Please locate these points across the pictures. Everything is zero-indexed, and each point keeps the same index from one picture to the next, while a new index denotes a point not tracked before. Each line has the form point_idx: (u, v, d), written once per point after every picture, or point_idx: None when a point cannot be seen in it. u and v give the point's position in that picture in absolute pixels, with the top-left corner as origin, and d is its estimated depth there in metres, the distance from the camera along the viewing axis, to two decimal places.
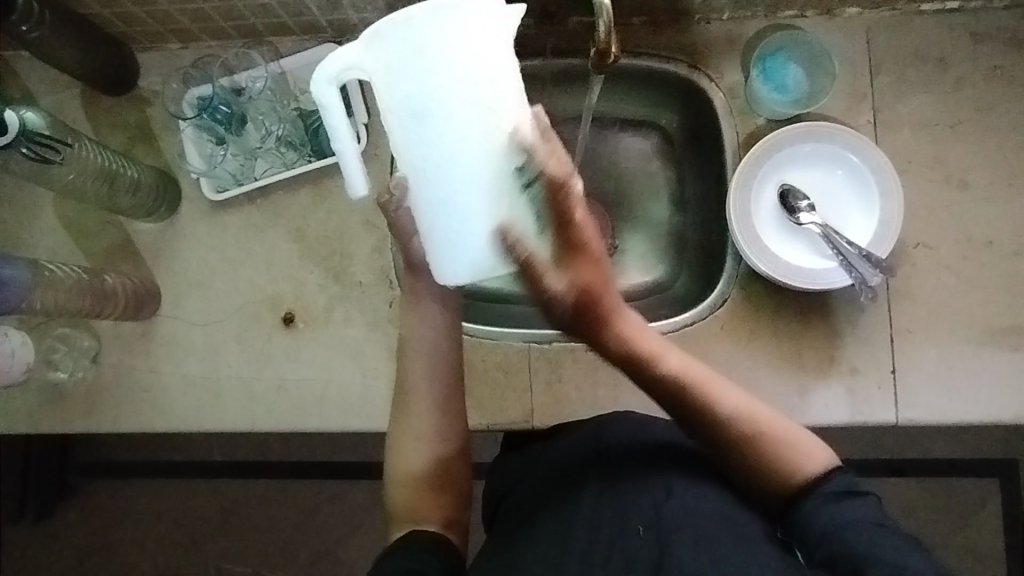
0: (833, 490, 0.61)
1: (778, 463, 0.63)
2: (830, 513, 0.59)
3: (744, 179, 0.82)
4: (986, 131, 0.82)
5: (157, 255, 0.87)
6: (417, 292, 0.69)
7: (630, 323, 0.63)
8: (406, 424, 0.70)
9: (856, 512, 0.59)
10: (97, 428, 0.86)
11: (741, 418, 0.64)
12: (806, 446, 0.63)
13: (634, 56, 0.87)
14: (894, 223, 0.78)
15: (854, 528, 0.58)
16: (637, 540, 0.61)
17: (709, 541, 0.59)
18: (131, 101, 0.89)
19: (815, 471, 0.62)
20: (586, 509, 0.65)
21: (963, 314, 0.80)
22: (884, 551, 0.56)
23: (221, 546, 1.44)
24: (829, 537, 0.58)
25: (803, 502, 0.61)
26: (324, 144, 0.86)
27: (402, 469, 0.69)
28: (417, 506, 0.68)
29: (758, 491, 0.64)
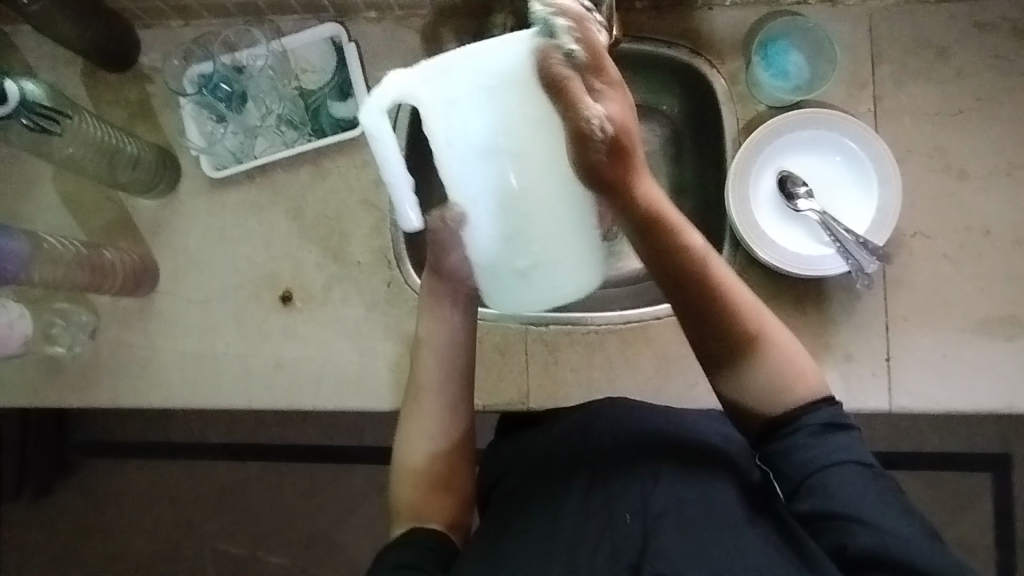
0: (819, 423, 0.62)
1: (773, 377, 0.63)
2: (813, 454, 0.61)
3: (744, 166, 0.82)
4: (986, 121, 0.82)
5: (156, 232, 0.88)
6: (433, 290, 0.69)
7: (655, 191, 0.57)
8: (415, 422, 0.70)
9: (840, 451, 0.60)
10: (94, 402, 0.86)
11: (763, 337, 0.63)
12: (802, 368, 0.64)
13: (636, 41, 0.87)
14: (892, 211, 0.78)
15: (835, 472, 0.59)
16: (624, 526, 0.61)
17: (692, 527, 0.59)
18: (133, 77, 0.89)
19: (807, 394, 0.64)
20: (575, 500, 0.65)
21: (958, 303, 0.80)
22: (862, 501, 0.58)
23: (218, 527, 1.45)
24: (810, 479, 0.60)
25: (789, 434, 0.63)
26: (324, 124, 0.87)
27: (408, 467, 0.69)
28: (421, 505, 0.68)
29: (749, 416, 0.65)
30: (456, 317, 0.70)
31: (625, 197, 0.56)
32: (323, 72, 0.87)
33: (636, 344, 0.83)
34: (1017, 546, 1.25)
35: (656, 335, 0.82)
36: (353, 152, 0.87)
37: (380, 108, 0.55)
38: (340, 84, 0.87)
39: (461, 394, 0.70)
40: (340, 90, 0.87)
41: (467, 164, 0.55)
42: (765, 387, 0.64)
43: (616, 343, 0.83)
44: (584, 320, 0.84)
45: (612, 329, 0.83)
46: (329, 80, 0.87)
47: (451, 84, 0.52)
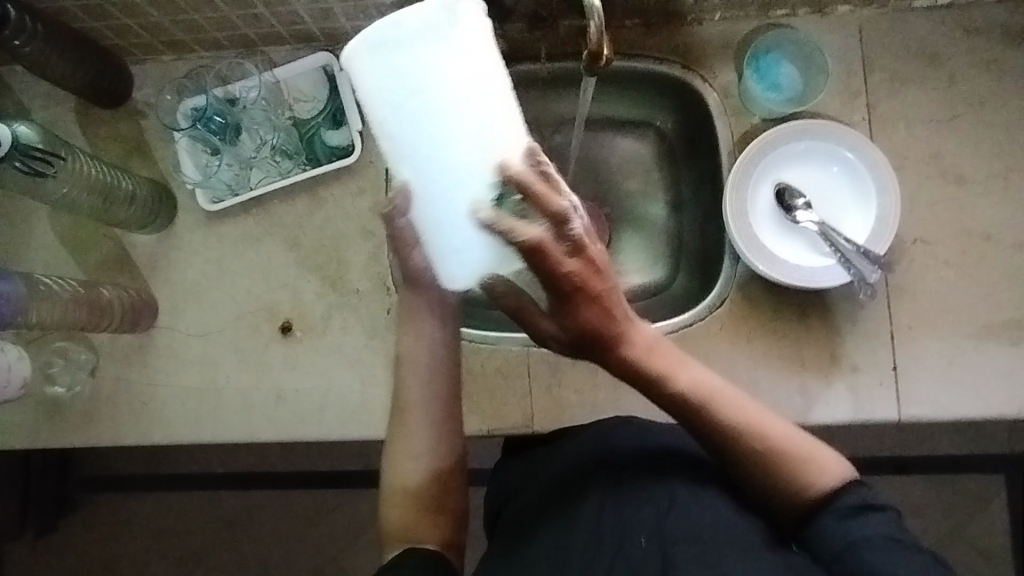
0: (846, 505, 0.59)
1: (791, 474, 0.61)
2: (842, 531, 0.58)
3: (741, 179, 0.82)
4: (982, 126, 0.81)
5: (153, 267, 0.87)
6: (414, 308, 0.68)
7: (623, 314, 0.60)
8: (403, 442, 0.67)
9: (873, 530, 0.57)
10: (95, 441, 0.85)
11: (760, 433, 0.62)
12: (823, 459, 0.62)
13: (627, 58, 0.87)
14: (892, 220, 0.77)
15: (867, 548, 0.57)
16: (639, 550, 0.59)
17: (713, 553, 0.57)
18: (126, 113, 0.89)
19: (831, 483, 0.60)
20: (585, 521, 0.63)
21: (963, 309, 0.80)
22: (898, 571, 0.55)
23: (224, 558, 1.43)
24: (842, 558, 0.57)
25: (818, 517, 0.60)
26: (318, 152, 0.87)
27: (397, 487, 0.67)
28: (413, 527, 0.65)
29: (772, 509, 0.63)
30: (443, 335, 0.68)
31: (583, 313, 0.58)
32: (316, 102, 0.88)
33: None
34: None
35: None
36: (348, 179, 0.87)
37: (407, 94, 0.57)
38: (333, 113, 0.87)
39: (445, 413, 0.68)
40: (334, 118, 0.87)
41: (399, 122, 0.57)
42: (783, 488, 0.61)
43: None
44: None
45: None
46: (322, 109, 0.87)
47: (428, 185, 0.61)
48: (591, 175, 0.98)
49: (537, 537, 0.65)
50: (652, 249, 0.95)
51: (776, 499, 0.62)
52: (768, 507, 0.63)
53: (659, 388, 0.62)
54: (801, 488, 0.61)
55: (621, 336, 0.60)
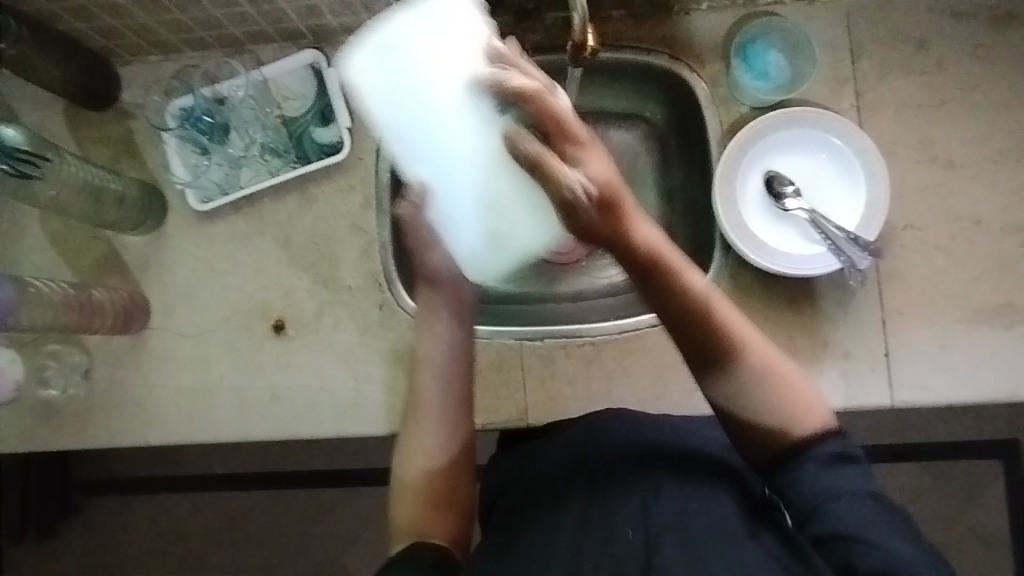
0: (824, 454, 0.61)
1: (779, 412, 0.63)
2: (820, 481, 0.60)
3: (730, 168, 0.82)
4: (970, 110, 0.82)
5: (145, 269, 0.87)
6: (430, 305, 0.71)
7: (651, 230, 0.59)
8: (416, 437, 0.70)
9: (850, 482, 0.59)
10: (90, 443, 0.85)
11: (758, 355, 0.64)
12: (810, 401, 0.64)
13: (615, 49, 0.87)
14: (881, 206, 0.77)
15: (845, 501, 0.58)
16: (626, 543, 0.59)
17: (695, 539, 0.58)
18: (114, 115, 0.89)
19: (812, 425, 0.63)
20: (575, 513, 0.64)
21: (954, 293, 0.80)
22: (872, 527, 0.56)
23: (225, 559, 1.43)
24: (818, 509, 0.59)
25: (799, 463, 0.62)
26: (308, 149, 0.87)
27: (410, 482, 0.68)
28: (422, 522, 0.67)
29: (752, 447, 0.65)
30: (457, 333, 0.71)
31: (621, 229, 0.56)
32: (304, 99, 0.87)
33: (631, 353, 0.82)
34: None
35: (652, 342, 0.82)
36: (338, 176, 0.87)
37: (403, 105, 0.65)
38: (322, 110, 0.87)
39: (460, 413, 0.70)
40: (323, 116, 0.87)
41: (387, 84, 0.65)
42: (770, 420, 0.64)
43: (613, 352, 0.82)
44: (579, 333, 0.83)
45: (608, 339, 0.83)
46: (311, 107, 0.87)
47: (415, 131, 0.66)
48: None
49: (529, 528, 0.66)
50: None
51: (762, 433, 0.64)
52: (748, 447, 0.65)
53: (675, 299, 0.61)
54: (787, 422, 0.63)
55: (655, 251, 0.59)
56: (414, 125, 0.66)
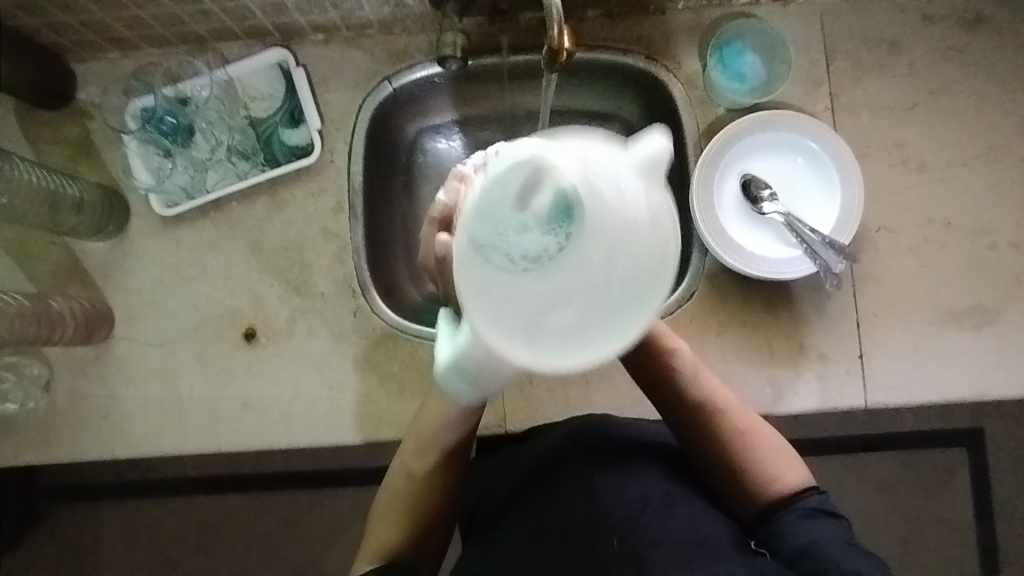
0: (810, 505, 0.62)
1: (758, 468, 0.65)
2: (807, 525, 0.61)
3: (707, 172, 0.81)
4: (940, 112, 0.82)
5: (107, 276, 0.84)
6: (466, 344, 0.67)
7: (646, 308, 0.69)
8: (413, 461, 0.67)
9: (836, 532, 0.60)
10: (52, 459, 0.82)
11: (742, 427, 0.67)
12: (785, 461, 0.65)
13: (591, 49, 0.85)
14: (856, 209, 0.78)
15: (828, 539, 0.59)
16: (611, 552, 0.59)
17: (681, 557, 0.57)
18: (70, 115, 0.85)
19: (792, 486, 0.64)
20: (556, 523, 0.63)
21: (925, 295, 0.81)
22: (857, 561, 0.57)
23: (200, 564, 1.41)
24: (808, 549, 0.58)
25: (782, 514, 0.62)
26: (277, 152, 0.85)
27: (388, 499, 0.68)
28: (399, 545, 0.65)
29: (734, 503, 0.66)
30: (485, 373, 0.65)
31: None
32: (272, 100, 0.85)
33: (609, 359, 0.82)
34: (996, 518, 1.27)
35: None
36: (309, 180, 0.84)
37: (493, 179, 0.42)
38: (290, 111, 0.85)
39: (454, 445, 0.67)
40: (292, 116, 0.85)
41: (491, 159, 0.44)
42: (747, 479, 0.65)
43: None
44: None
45: None
46: (279, 107, 0.85)
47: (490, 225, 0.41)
48: None
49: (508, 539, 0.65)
50: None
51: (739, 490, 0.65)
52: (732, 498, 0.65)
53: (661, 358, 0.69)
54: (764, 479, 0.64)
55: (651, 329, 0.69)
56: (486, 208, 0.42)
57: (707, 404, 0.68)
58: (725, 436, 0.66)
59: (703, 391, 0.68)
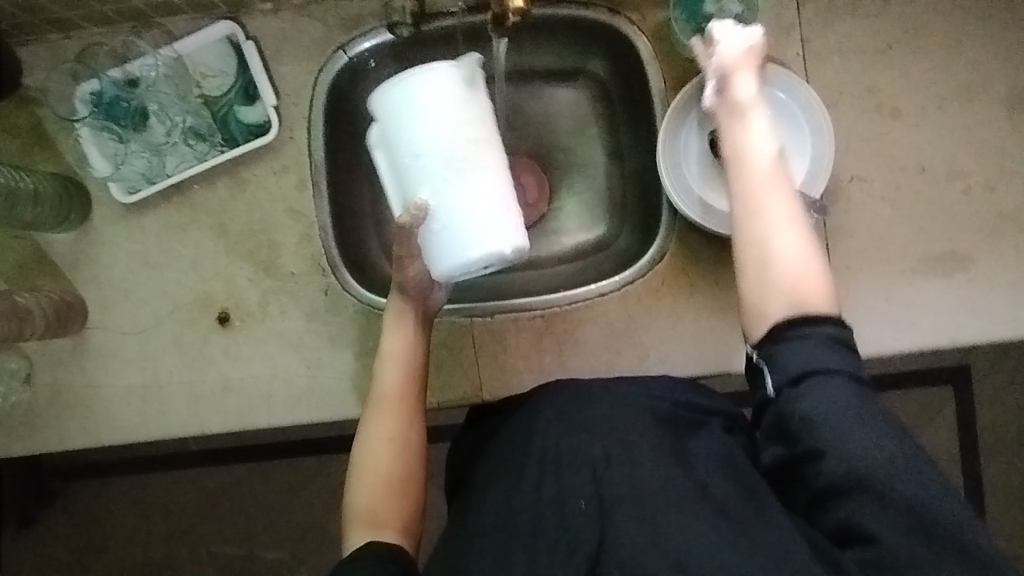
0: (817, 336, 0.59)
1: (781, 277, 0.62)
2: (808, 364, 0.58)
3: (673, 129, 0.79)
4: (915, 53, 0.80)
5: (76, 266, 0.83)
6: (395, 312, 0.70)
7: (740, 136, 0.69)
8: (374, 420, 0.66)
9: (841, 365, 0.57)
10: (41, 449, 0.83)
11: (778, 240, 0.64)
12: (816, 287, 0.62)
13: (550, 5, 0.83)
14: (825, 161, 0.77)
15: (825, 381, 0.57)
16: (580, 514, 0.58)
17: (651, 510, 0.57)
18: (19, 103, 0.83)
19: (779, 321, 0.61)
20: (530, 480, 0.63)
21: (899, 245, 0.80)
22: (853, 423, 0.55)
23: (208, 531, 1.46)
24: (804, 406, 0.57)
25: (791, 345, 0.59)
26: (234, 131, 0.82)
27: (360, 465, 0.65)
28: (376, 512, 0.62)
29: (756, 272, 0.63)
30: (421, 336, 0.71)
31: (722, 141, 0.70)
32: (225, 76, 0.82)
33: (582, 323, 0.82)
34: (980, 450, 1.30)
35: (603, 312, 0.82)
36: (270, 157, 0.83)
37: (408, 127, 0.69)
38: (245, 87, 0.82)
39: (414, 413, 0.67)
40: (247, 93, 0.82)
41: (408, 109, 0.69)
42: (771, 276, 0.63)
43: (565, 323, 0.82)
44: (528, 305, 0.82)
45: (558, 310, 0.82)
46: (233, 84, 0.82)
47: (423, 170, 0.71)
48: (524, 128, 0.93)
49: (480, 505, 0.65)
50: (594, 205, 0.92)
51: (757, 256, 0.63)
52: (752, 297, 0.63)
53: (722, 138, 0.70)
54: (754, 311, 0.63)
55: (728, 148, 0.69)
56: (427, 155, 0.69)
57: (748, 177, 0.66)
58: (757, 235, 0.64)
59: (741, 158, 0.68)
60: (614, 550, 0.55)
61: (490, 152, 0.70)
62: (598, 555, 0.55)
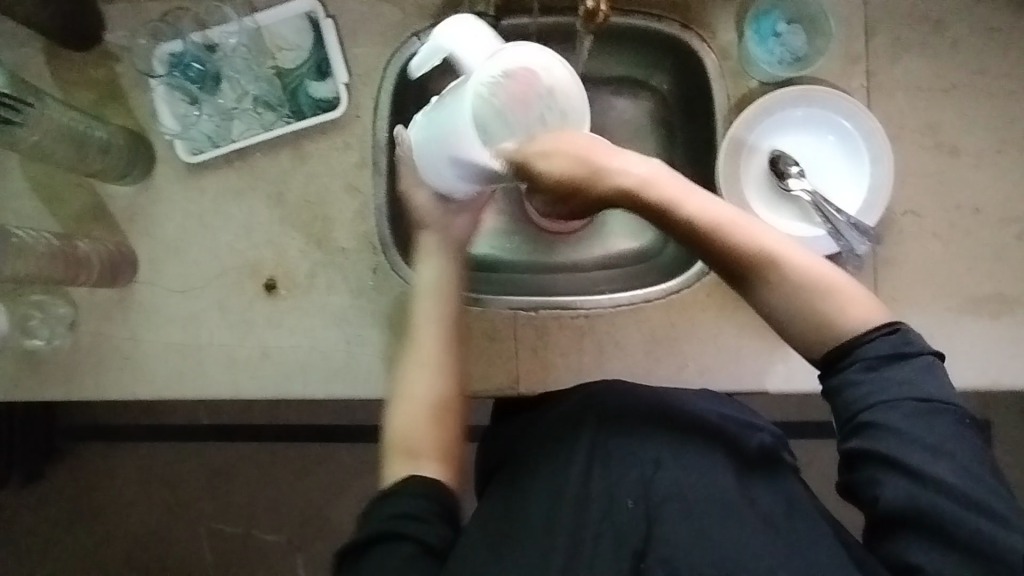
0: (876, 355, 0.58)
1: (822, 316, 0.61)
2: (868, 391, 0.57)
3: (735, 145, 0.81)
4: (979, 96, 0.81)
5: (132, 220, 0.85)
6: (432, 245, 0.77)
7: (701, 203, 0.63)
8: (413, 356, 0.71)
9: (906, 386, 0.56)
10: (76, 396, 0.84)
11: (806, 292, 0.61)
12: (850, 299, 0.61)
13: (626, 14, 0.84)
14: (884, 191, 0.78)
15: (885, 411, 0.56)
16: (626, 512, 0.59)
17: (697, 512, 0.59)
18: (98, 57, 0.85)
19: (864, 332, 0.59)
20: (576, 479, 0.62)
21: (947, 282, 0.80)
22: (918, 451, 0.55)
23: (210, 506, 1.45)
24: (862, 417, 0.57)
25: (844, 372, 0.59)
26: (303, 104, 0.84)
27: (403, 402, 0.69)
28: (419, 446, 0.66)
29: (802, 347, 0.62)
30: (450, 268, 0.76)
31: (674, 218, 0.62)
32: (300, 51, 0.85)
33: (624, 327, 0.82)
34: None
35: (646, 318, 0.82)
36: (334, 133, 0.84)
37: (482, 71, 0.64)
38: (318, 63, 0.84)
39: (452, 346, 0.72)
40: (319, 69, 0.84)
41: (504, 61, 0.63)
42: (815, 332, 0.61)
43: (607, 325, 0.82)
44: (573, 304, 0.83)
45: (602, 312, 0.82)
46: (307, 59, 0.84)
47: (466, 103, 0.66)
48: None
49: (527, 502, 0.63)
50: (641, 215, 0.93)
51: (809, 335, 0.61)
52: (801, 349, 0.62)
53: (666, 212, 0.63)
54: (824, 318, 0.61)
55: (710, 230, 0.62)
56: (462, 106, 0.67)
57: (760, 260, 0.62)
58: (787, 297, 0.62)
59: (748, 247, 0.62)
60: (661, 547, 0.57)
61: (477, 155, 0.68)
62: (644, 551, 0.57)
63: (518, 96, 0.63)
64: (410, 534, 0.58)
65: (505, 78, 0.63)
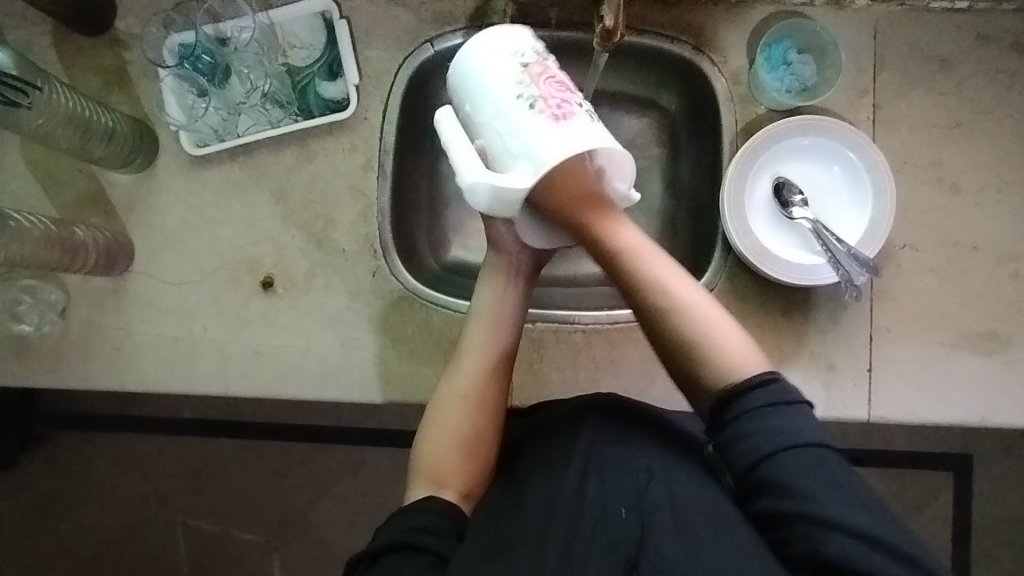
0: (759, 403, 0.58)
1: (714, 361, 0.60)
2: (755, 442, 0.57)
3: (741, 170, 0.81)
4: (980, 136, 0.82)
5: (131, 209, 0.84)
6: (497, 272, 0.71)
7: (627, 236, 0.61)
8: (456, 378, 0.69)
9: (785, 432, 0.57)
10: (61, 384, 0.83)
11: (708, 345, 0.61)
12: (739, 351, 0.61)
13: (640, 33, 0.85)
14: (884, 223, 0.78)
15: (782, 458, 0.56)
16: (619, 520, 0.57)
17: (688, 522, 0.57)
18: (107, 43, 0.84)
19: (745, 376, 0.60)
20: (572, 480, 0.60)
21: (942, 317, 0.81)
22: (823, 500, 0.55)
23: (188, 501, 1.43)
24: (757, 467, 0.57)
25: (733, 421, 0.59)
26: (312, 104, 0.84)
27: (434, 422, 0.67)
28: (439, 470, 0.65)
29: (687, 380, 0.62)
30: (511, 296, 0.71)
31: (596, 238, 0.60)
32: (312, 49, 0.85)
33: (621, 345, 0.82)
34: (973, 543, 1.27)
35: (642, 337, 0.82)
36: (341, 134, 0.84)
37: (506, 52, 0.60)
38: (329, 63, 0.84)
39: (494, 379, 0.69)
40: (330, 69, 0.84)
41: (498, 51, 0.60)
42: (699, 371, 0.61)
43: (603, 342, 0.82)
44: (570, 319, 0.83)
45: (599, 329, 0.82)
46: (318, 58, 0.85)
47: (499, 94, 0.59)
48: None
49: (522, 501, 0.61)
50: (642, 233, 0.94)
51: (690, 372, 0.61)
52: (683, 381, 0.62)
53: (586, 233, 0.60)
54: (703, 358, 0.61)
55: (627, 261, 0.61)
56: (493, 96, 0.59)
57: (670, 312, 0.61)
58: (685, 346, 0.61)
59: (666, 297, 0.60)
60: (652, 554, 0.54)
61: (541, 131, 0.57)
62: (636, 558, 0.55)
63: (550, 78, 0.59)
64: (425, 545, 0.58)
65: (537, 94, 0.58)
